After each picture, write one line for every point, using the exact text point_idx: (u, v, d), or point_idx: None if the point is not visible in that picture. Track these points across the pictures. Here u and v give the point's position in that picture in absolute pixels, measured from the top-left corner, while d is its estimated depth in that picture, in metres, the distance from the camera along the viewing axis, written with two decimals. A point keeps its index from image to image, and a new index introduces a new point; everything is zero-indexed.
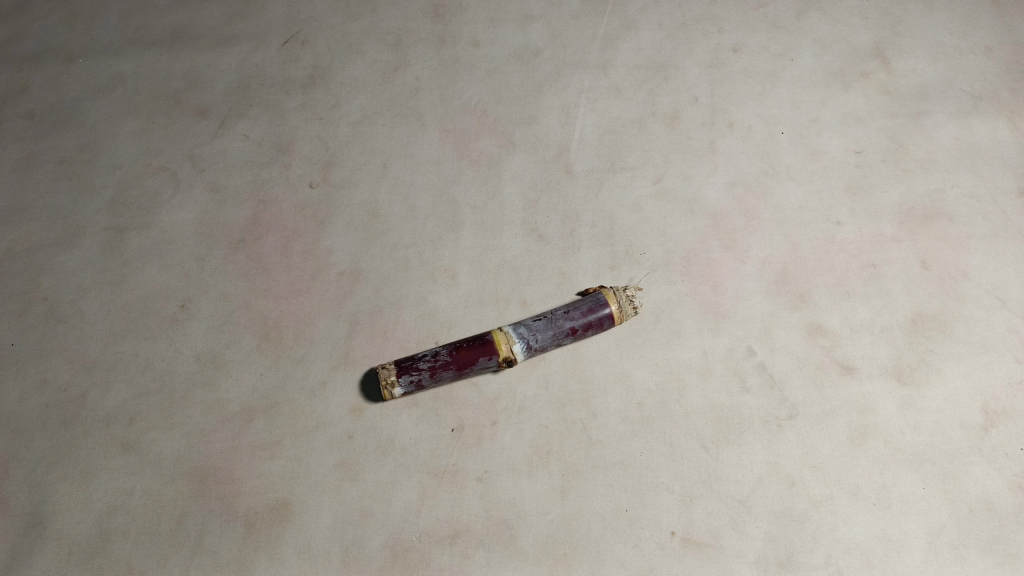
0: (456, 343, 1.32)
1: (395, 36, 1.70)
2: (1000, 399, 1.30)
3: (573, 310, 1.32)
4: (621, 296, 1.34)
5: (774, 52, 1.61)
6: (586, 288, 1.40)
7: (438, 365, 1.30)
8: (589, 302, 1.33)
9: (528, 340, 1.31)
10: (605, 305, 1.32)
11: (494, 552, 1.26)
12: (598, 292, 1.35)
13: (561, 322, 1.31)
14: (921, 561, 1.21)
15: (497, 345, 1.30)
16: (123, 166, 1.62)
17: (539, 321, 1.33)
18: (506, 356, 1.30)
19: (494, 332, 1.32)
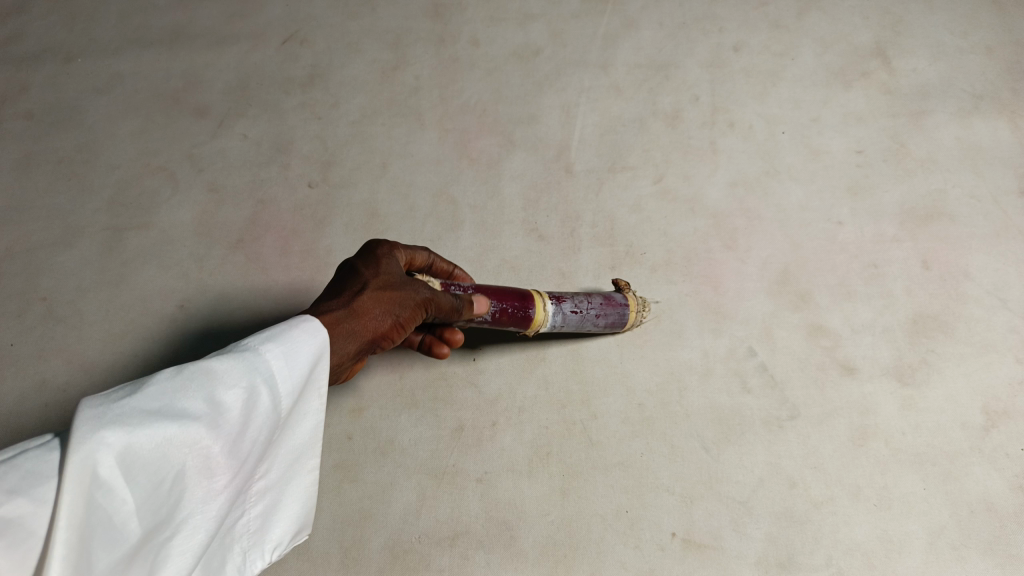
0: (501, 302, 1.21)
1: (395, 35, 1.70)
2: (1000, 399, 1.29)
3: (603, 317, 1.29)
4: (640, 312, 1.33)
5: (774, 51, 1.61)
6: (622, 282, 1.34)
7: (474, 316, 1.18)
8: (618, 313, 1.30)
9: (555, 326, 1.27)
10: (626, 320, 1.32)
11: (494, 553, 1.24)
12: (627, 301, 1.32)
13: (588, 323, 1.29)
14: (923, 562, 1.19)
15: (530, 325, 1.25)
16: (122, 166, 1.62)
17: (574, 313, 1.27)
18: (532, 330, 1.26)
19: (536, 312, 1.24)
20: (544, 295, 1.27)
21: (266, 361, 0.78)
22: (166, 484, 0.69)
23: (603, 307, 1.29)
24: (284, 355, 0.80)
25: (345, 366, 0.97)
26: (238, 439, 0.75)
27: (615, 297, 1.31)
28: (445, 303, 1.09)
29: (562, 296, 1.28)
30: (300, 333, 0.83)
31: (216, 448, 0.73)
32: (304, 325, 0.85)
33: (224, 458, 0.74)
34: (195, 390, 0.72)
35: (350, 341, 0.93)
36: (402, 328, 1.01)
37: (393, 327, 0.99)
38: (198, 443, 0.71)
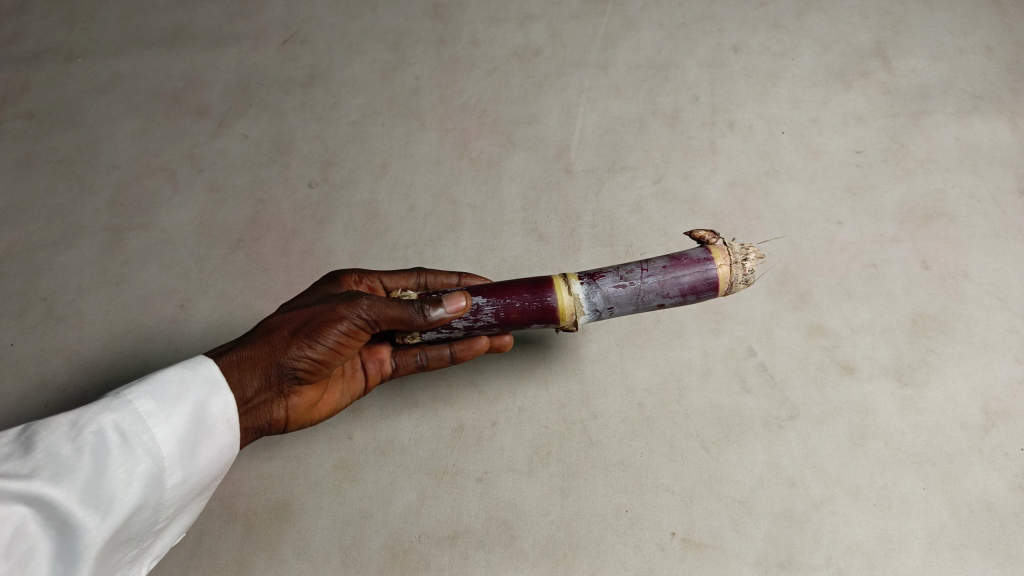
0: (505, 296, 1.05)
1: (395, 36, 1.70)
2: (1000, 399, 1.29)
3: (668, 286, 1.02)
4: (739, 268, 1.01)
5: (774, 51, 1.61)
6: (700, 235, 1.04)
7: (476, 316, 1.05)
8: (693, 272, 1.01)
9: (601, 309, 1.04)
10: (717, 279, 1.01)
11: (494, 552, 1.24)
12: (710, 256, 1.02)
13: (649, 297, 1.03)
14: (921, 562, 1.19)
15: (560, 315, 1.05)
16: (123, 166, 1.62)
17: (622, 289, 1.03)
18: (568, 320, 1.05)
19: (560, 296, 1.04)
20: (572, 276, 1.05)
21: (130, 404, 0.82)
22: (11, 533, 0.74)
23: (665, 271, 1.02)
24: (154, 397, 0.83)
25: (278, 398, 1.00)
26: (96, 483, 0.78)
27: (688, 254, 1.02)
28: (407, 309, 0.99)
29: (603, 271, 1.05)
30: (178, 375, 0.87)
31: (64, 494, 0.76)
32: (183, 369, 0.88)
33: (82, 505, 0.77)
34: (43, 444, 0.78)
35: (256, 374, 0.95)
36: (327, 349, 0.98)
37: (313, 351, 0.97)
38: (39, 493, 0.75)
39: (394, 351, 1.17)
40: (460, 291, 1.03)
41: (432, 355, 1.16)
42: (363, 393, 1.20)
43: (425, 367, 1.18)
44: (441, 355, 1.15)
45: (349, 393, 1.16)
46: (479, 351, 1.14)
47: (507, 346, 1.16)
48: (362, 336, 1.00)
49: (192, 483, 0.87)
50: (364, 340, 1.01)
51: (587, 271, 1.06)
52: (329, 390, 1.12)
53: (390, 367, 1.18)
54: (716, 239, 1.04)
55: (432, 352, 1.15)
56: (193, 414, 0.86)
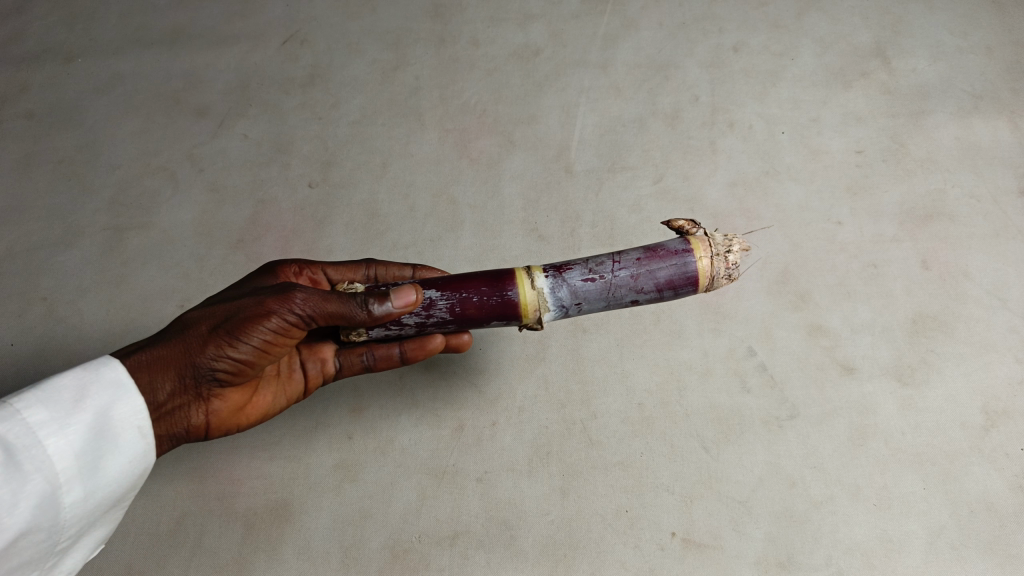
0: (460, 289, 0.96)
1: (395, 35, 1.70)
2: (1000, 399, 1.29)
3: (641, 279, 0.93)
4: (721, 261, 0.93)
5: (774, 51, 1.61)
6: (679, 224, 0.96)
7: (429, 312, 0.96)
8: (669, 265, 0.93)
9: (567, 306, 0.95)
10: (697, 273, 0.92)
11: (494, 552, 1.24)
12: (690, 246, 0.93)
13: (621, 293, 0.94)
14: (921, 561, 1.19)
15: (521, 311, 0.95)
16: (123, 166, 1.63)
17: (590, 283, 0.94)
18: (530, 318, 0.96)
19: (523, 291, 0.95)
20: (536, 268, 0.96)
21: (20, 415, 0.75)
22: None
23: (638, 264, 0.93)
24: (48, 406, 0.77)
25: (198, 402, 0.93)
26: None
27: (665, 245, 0.94)
28: (348, 304, 0.91)
29: (570, 263, 0.96)
30: (77, 380, 0.80)
31: None
32: (82, 374, 0.81)
33: None
34: None
35: (168, 377, 0.87)
36: (253, 348, 0.89)
37: (238, 351, 0.89)
38: None
39: (337, 350, 1.09)
40: (411, 283, 0.95)
41: (381, 355, 1.07)
42: (302, 396, 1.11)
43: (372, 367, 1.09)
44: (390, 354, 1.07)
45: (288, 395, 1.08)
46: (433, 351, 1.05)
47: (465, 344, 1.10)
48: (296, 334, 0.92)
49: (98, 496, 0.81)
50: (298, 338, 0.93)
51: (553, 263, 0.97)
52: (260, 392, 1.03)
53: (334, 367, 1.09)
54: (698, 228, 0.96)
55: (380, 352, 1.07)
56: (94, 421, 0.80)
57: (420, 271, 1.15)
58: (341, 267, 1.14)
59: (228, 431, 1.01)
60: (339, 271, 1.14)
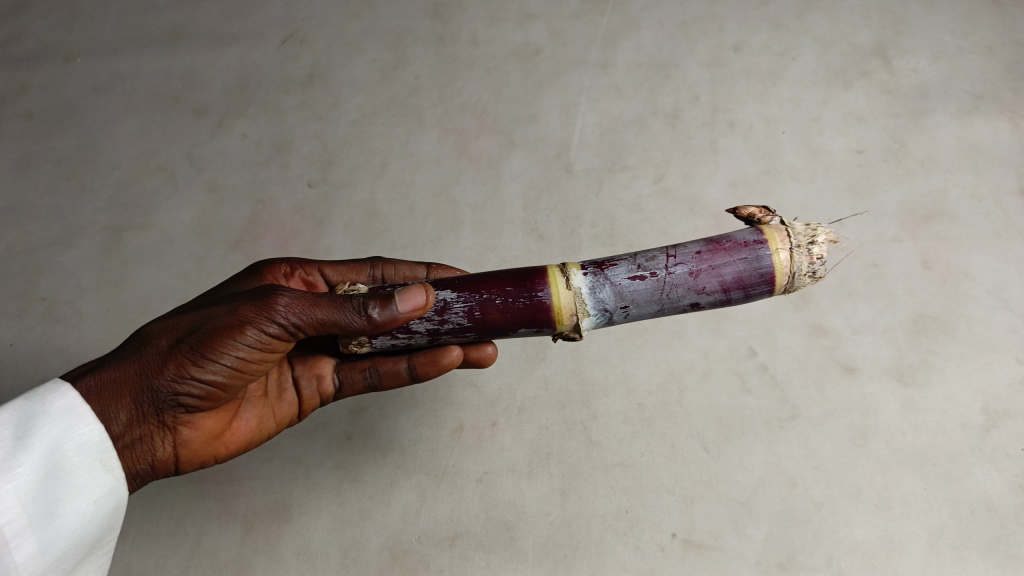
0: (480, 291, 0.85)
1: (394, 35, 1.69)
2: (1001, 399, 1.28)
3: (703, 277, 0.80)
4: (803, 255, 0.78)
5: (775, 51, 1.60)
6: (749, 212, 0.82)
7: (443, 316, 0.86)
8: (736, 260, 0.79)
9: (613, 309, 0.82)
10: (771, 269, 0.78)
11: (494, 553, 1.24)
12: (762, 237, 0.80)
13: (678, 293, 0.81)
14: (922, 562, 1.18)
15: (557, 315, 0.83)
16: (122, 166, 1.62)
17: (641, 281, 0.81)
18: (568, 323, 0.84)
19: (559, 293, 0.83)
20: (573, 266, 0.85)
21: None
22: None
23: (698, 258, 0.80)
24: None
25: (163, 431, 0.87)
26: None
27: (730, 237, 0.81)
28: (345, 309, 0.83)
29: (615, 259, 0.84)
30: (19, 417, 0.76)
31: None
32: (27, 409, 0.77)
33: None
34: None
35: (124, 405, 0.81)
36: (227, 366, 0.83)
37: (209, 369, 0.83)
38: None
39: (337, 366, 1.05)
40: (421, 282, 0.86)
41: (386, 371, 1.02)
42: (287, 419, 1.05)
43: (377, 385, 1.05)
44: (397, 370, 1.01)
45: (275, 417, 1.03)
46: (445, 366, 0.98)
47: (490, 358, 1.04)
48: (277, 347, 0.86)
49: (58, 547, 0.76)
50: (280, 352, 0.87)
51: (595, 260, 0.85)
52: (239, 418, 0.98)
53: (332, 386, 1.05)
54: (770, 216, 0.82)
55: (385, 368, 1.01)
56: (44, 461, 0.76)
57: (434, 271, 1.13)
58: (343, 269, 1.12)
59: (203, 462, 0.95)
60: (339, 272, 1.12)
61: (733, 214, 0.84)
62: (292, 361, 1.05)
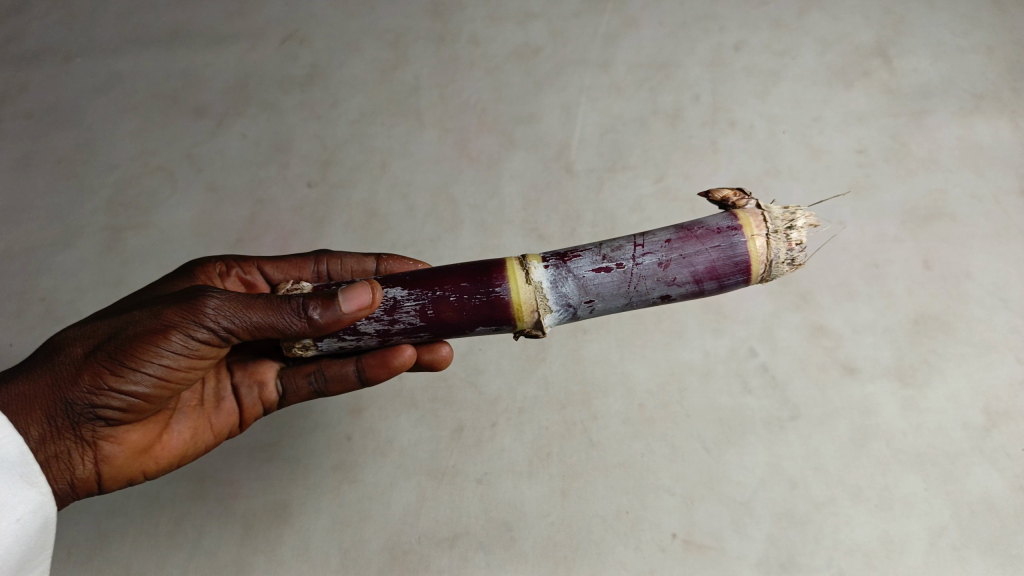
0: (433, 288, 0.81)
1: (394, 34, 1.68)
2: (1002, 399, 1.28)
3: (673, 267, 0.75)
4: (781, 241, 0.74)
5: (776, 50, 1.59)
6: (723, 195, 0.78)
7: (394, 315, 0.82)
8: (707, 248, 0.75)
9: (576, 304, 0.78)
10: (746, 258, 0.74)
11: (494, 554, 1.23)
12: (736, 222, 0.75)
13: (646, 285, 0.76)
14: (923, 562, 1.18)
15: (518, 312, 0.79)
16: (121, 166, 1.62)
17: (606, 273, 0.77)
18: (528, 319, 0.80)
19: (519, 286, 0.79)
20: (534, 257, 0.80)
21: None
22: None
23: (667, 247, 0.76)
24: None
25: (82, 447, 0.81)
26: None
27: (702, 223, 0.76)
28: (283, 312, 0.79)
29: (578, 249, 0.79)
30: None
31: None
32: None
33: None
34: None
35: (37, 418, 0.77)
36: (152, 376, 0.78)
37: (131, 379, 0.78)
38: None
39: (280, 372, 1.01)
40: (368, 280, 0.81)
41: (332, 376, 0.97)
42: (228, 430, 1.00)
43: (322, 390, 0.99)
44: (345, 373, 0.96)
45: (212, 428, 0.98)
46: (397, 368, 0.92)
47: (445, 359, 1.01)
48: (207, 354, 0.81)
49: None
50: (211, 358, 0.82)
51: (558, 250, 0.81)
52: (172, 430, 0.92)
53: (275, 392, 1.01)
54: (746, 198, 0.77)
55: (331, 372, 0.97)
56: None
57: (385, 262, 1.06)
58: (284, 266, 1.06)
59: (130, 479, 0.89)
60: (281, 270, 1.06)
61: (707, 197, 0.79)
62: (232, 368, 1.00)
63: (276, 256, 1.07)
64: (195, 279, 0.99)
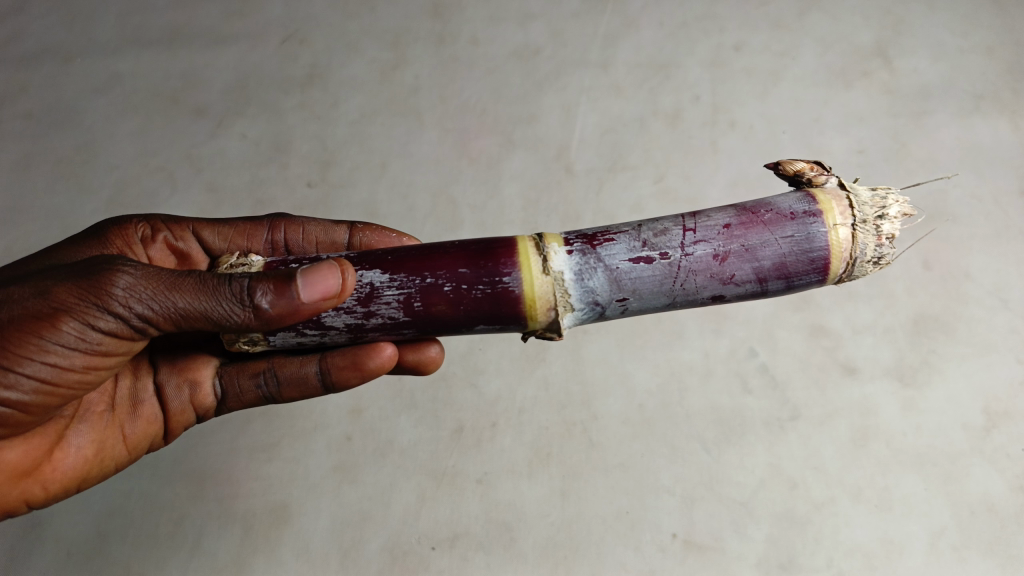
0: (421, 274, 0.74)
1: (394, 34, 1.68)
2: (1002, 400, 1.28)
3: (738, 261, 0.70)
4: (868, 233, 0.69)
5: (776, 50, 1.59)
6: (797, 168, 0.72)
7: (373, 308, 0.75)
8: (777, 238, 0.70)
9: (611, 301, 0.73)
10: (825, 253, 0.69)
11: (493, 554, 1.23)
12: (814, 208, 0.70)
13: (699, 283, 0.71)
14: (922, 562, 1.18)
15: (530, 309, 0.73)
16: (120, 166, 1.62)
17: (653, 267, 0.71)
18: (540, 317, 0.73)
19: (540, 279, 0.72)
20: (553, 243, 0.73)
21: None
22: None
23: (726, 235, 0.70)
24: None
25: None
26: None
27: (771, 206, 0.71)
28: (221, 298, 0.71)
29: (613, 233, 0.73)
30: None
31: None
32: None
33: None
34: None
35: None
36: (38, 375, 0.72)
37: (10, 380, 0.71)
38: None
39: (219, 371, 0.95)
40: (338, 261, 0.74)
41: (287, 377, 0.93)
42: (145, 439, 0.93)
43: (274, 394, 0.95)
44: (304, 375, 0.92)
45: (125, 439, 0.90)
46: (371, 372, 0.91)
47: (433, 361, 0.99)
48: (109, 347, 0.74)
49: None
50: (114, 353, 0.75)
51: (586, 232, 0.74)
52: (69, 443, 0.85)
53: (211, 395, 0.95)
54: (824, 174, 0.72)
55: (287, 373, 0.92)
56: None
57: (359, 234, 1.04)
58: (228, 233, 1.01)
59: (18, 503, 0.83)
60: (224, 237, 1.01)
61: (780, 171, 0.74)
62: (157, 365, 0.93)
63: (215, 220, 1.01)
64: (109, 247, 0.92)
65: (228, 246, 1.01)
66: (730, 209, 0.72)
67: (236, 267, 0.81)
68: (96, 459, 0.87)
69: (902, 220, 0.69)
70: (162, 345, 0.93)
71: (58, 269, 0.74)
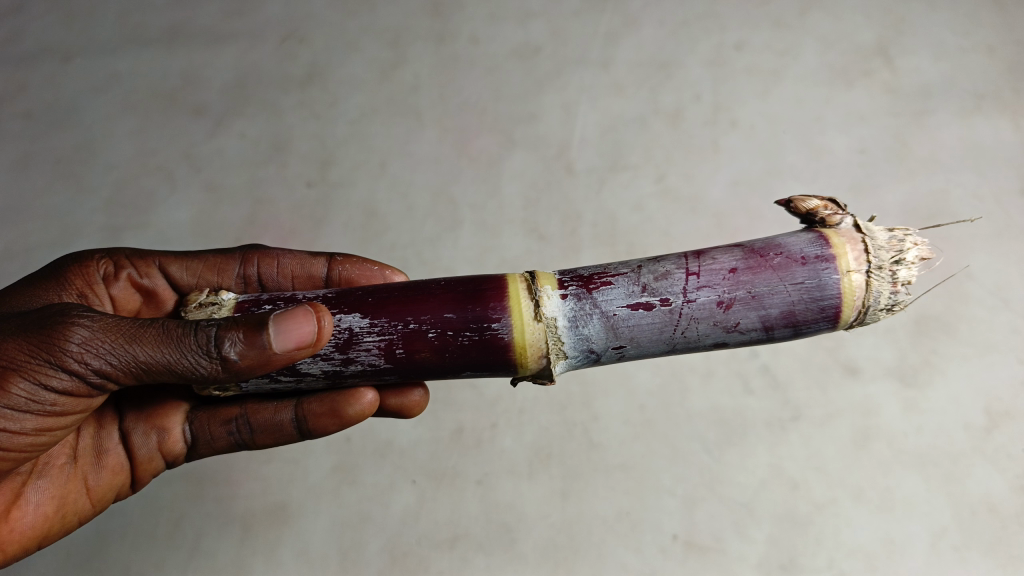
0: (405, 319, 0.74)
1: (393, 33, 1.67)
2: (1002, 399, 1.27)
3: (746, 309, 0.69)
4: (884, 280, 0.68)
5: (777, 49, 1.58)
6: (811, 207, 0.71)
7: (355, 352, 0.75)
8: (786, 286, 0.69)
9: (606, 348, 0.72)
10: (836, 300, 0.68)
11: (493, 556, 1.23)
12: (827, 251, 0.68)
13: (701, 329, 0.70)
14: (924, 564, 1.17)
15: (523, 358, 0.73)
16: (119, 166, 1.62)
17: (651, 314, 0.70)
18: (530, 365, 0.74)
19: (535, 327, 0.72)
20: (547, 285, 0.73)
21: None
22: None
23: (731, 281, 0.69)
24: None
25: None
26: None
27: (781, 249, 0.70)
28: (185, 350, 0.70)
29: (610, 276, 0.72)
30: None
31: None
32: None
33: None
34: None
35: None
36: None
37: None
38: None
39: (189, 416, 0.95)
40: (313, 304, 0.73)
41: (260, 424, 0.93)
42: (108, 492, 0.93)
43: (247, 441, 0.95)
44: (277, 421, 0.93)
45: (89, 491, 0.90)
46: (350, 418, 0.92)
47: (417, 405, 0.99)
48: (64, 404, 0.74)
49: None
50: (68, 412, 0.75)
51: (582, 274, 0.73)
52: (27, 501, 0.85)
53: (181, 441, 0.95)
54: (838, 213, 0.70)
55: (259, 420, 0.93)
56: None
57: (339, 266, 1.04)
58: (197, 268, 1.01)
59: None
60: (192, 272, 1.00)
61: (790, 207, 0.72)
62: (123, 415, 0.93)
63: (186, 253, 1.01)
64: (69, 288, 0.92)
65: (197, 280, 1.01)
66: (737, 250, 0.71)
67: (205, 308, 0.79)
68: (56, 515, 0.87)
69: (919, 266, 0.68)
70: (128, 394, 0.93)
71: (10, 320, 0.73)
